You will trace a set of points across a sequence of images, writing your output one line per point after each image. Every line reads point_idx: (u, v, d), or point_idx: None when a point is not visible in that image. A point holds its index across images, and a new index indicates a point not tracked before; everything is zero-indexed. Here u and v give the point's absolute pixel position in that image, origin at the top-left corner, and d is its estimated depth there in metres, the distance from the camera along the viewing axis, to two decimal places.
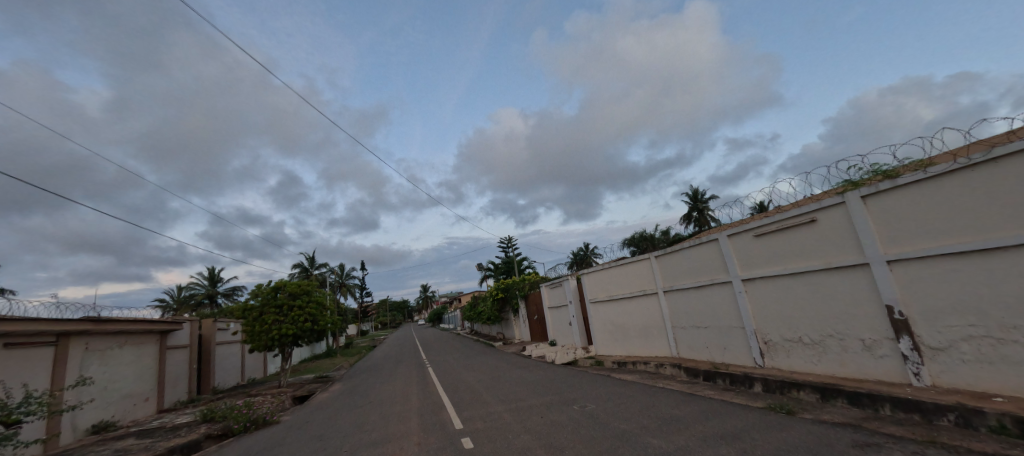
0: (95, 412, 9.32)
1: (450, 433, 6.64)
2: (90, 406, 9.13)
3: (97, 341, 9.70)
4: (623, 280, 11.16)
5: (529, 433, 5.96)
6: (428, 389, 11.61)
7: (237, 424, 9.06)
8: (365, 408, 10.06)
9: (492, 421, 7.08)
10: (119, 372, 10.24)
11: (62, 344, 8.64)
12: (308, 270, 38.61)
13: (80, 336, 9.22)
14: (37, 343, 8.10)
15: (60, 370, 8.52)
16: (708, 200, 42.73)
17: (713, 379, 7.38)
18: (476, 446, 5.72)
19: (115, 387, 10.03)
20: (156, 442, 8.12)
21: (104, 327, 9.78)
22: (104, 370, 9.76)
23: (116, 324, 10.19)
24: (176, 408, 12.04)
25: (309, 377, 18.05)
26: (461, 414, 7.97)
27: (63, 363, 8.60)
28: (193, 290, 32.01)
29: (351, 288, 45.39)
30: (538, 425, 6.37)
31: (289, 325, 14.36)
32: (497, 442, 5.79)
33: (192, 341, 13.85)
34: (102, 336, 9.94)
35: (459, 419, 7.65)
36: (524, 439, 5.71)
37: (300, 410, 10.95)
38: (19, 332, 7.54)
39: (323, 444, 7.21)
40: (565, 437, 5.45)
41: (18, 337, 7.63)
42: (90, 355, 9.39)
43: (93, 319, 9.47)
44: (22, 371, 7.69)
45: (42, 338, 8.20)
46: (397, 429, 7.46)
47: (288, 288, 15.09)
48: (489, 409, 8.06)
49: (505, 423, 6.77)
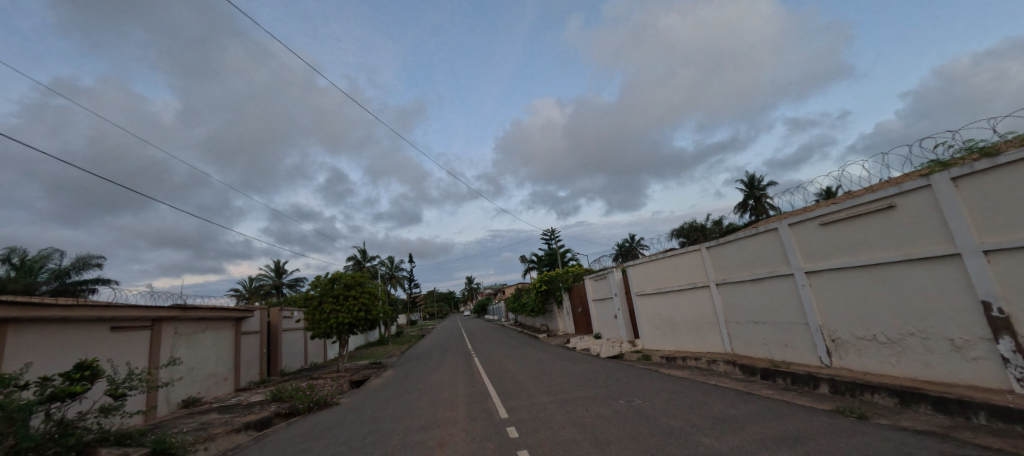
0: (184, 390, 10.32)
1: (496, 422, 6.69)
2: (181, 384, 10.11)
3: (184, 326, 10.66)
4: (671, 272, 10.70)
5: (574, 425, 5.90)
6: (474, 378, 11.81)
7: (302, 404, 9.67)
8: (416, 394, 10.39)
9: (537, 411, 7.04)
10: (202, 354, 11.21)
11: (156, 327, 9.53)
12: (361, 263, 40.57)
13: (170, 322, 10.12)
14: (137, 326, 9.00)
15: (155, 351, 9.44)
16: (765, 186, 40.13)
17: (773, 378, 6.91)
18: (521, 436, 5.73)
19: (200, 367, 11.00)
20: (234, 417, 8.87)
21: (190, 314, 10.69)
22: (190, 352, 10.70)
23: (200, 311, 11.13)
24: (250, 388, 13.07)
25: (364, 363, 18.94)
26: (506, 404, 8.02)
27: (157, 344, 9.51)
28: (262, 281, 34.74)
29: (400, 280, 47.28)
30: (583, 418, 6.26)
31: (345, 314, 15.11)
32: (543, 432, 5.76)
33: (263, 328, 14.90)
34: (188, 322, 10.90)
35: (505, 408, 7.69)
36: (569, 431, 5.65)
37: (356, 394, 11.54)
38: (121, 316, 8.41)
39: (379, 427, 7.49)
40: (611, 431, 5.32)
41: (121, 322, 8.56)
42: (179, 338, 10.32)
43: (180, 306, 10.27)
44: (124, 352, 8.60)
45: (140, 322, 9.11)
46: (446, 415, 7.65)
47: (343, 279, 15.89)
48: (534, 400, 8.06)
49: (550, 415, 6.73)
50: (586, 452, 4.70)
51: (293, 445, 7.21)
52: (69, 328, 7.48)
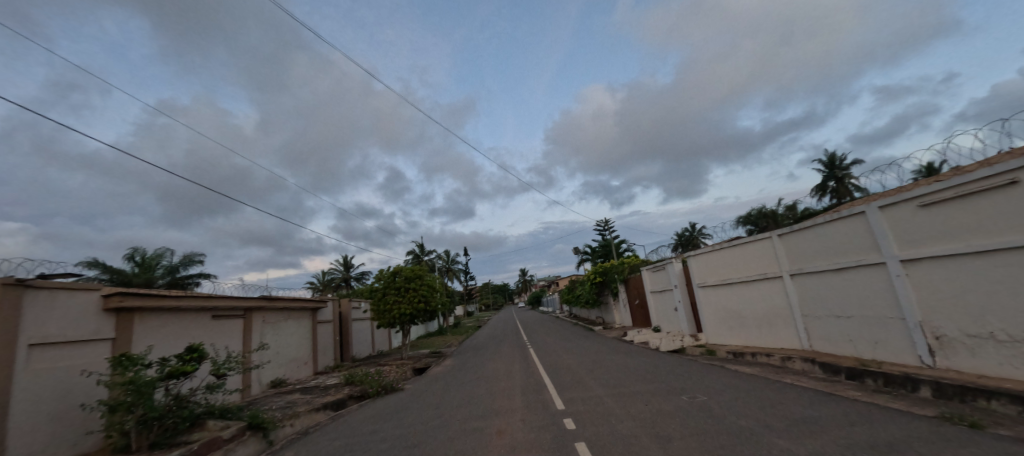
0: (273, 372, 11.39)
1: (553, 413, 6.62)
2: (271, 367, 11.23)
3: (271, 315, 11.78)
4: (738, 262, 9.98)
5: (634, 419, 5.67)
6: (531, 368, 11.84)
7: (371, 388, 10.25)
8: (474, 382, 10.61)
9: (594, 404, 6.88)
10: (286, 341, 12.24)
11: (247, 316, 10.73)
12: (419, 257, 42.13)
13: (259, 311, 11.31)
14: (232, 315, 10.25)
15: (248, 337, 10.71)
16: (848, 165, 36.40)
17: (860, 378, 6.21)
18: (579, 428, 5.61)
19: (284, 352, 12.03)
20: (314, 397, 9.65)
21: (274, 304, 11.74)
22: (275, 338, 11.74)
23: (282, 301, 12.15)
24: (327, 372, 14.08)
25: (425, 352, 19.68)
26: (563, 395, 7.92)
27: (249, 331, 10.78)
28: (332, 275, 37.23)
29: (456, 273, 48.58)
30: (643, 412, 6.01)
31: (406, 305, 15.77)
32: (601, 425, 5.61)
33: (335, 317, 15.95)
34: (274, 311, 11.98)
35: (561, 399, 7.60)
36: (628, 425, 5.44)
37: (419, 381, 12.01)
38: (219, 305, 9.69)
39: (439, 413, 7.74)
40: (673, 428, 5.04)
41: (221, 312, 9.86)
42: (266, 326, 11.40)
43: (266, 297, 11.35)
44: (223, 339, 9.93)
45: (234, 312, 10.36)
46: (503, 404, 7.71)
47: (404, 272, 16.56)
48: (591, 393, 7.89)
49: (608, 408, 6.54)
50: (647, 447, 4.49)
51: (361, 427, 7.63)
52: (179, 316, 8.64)
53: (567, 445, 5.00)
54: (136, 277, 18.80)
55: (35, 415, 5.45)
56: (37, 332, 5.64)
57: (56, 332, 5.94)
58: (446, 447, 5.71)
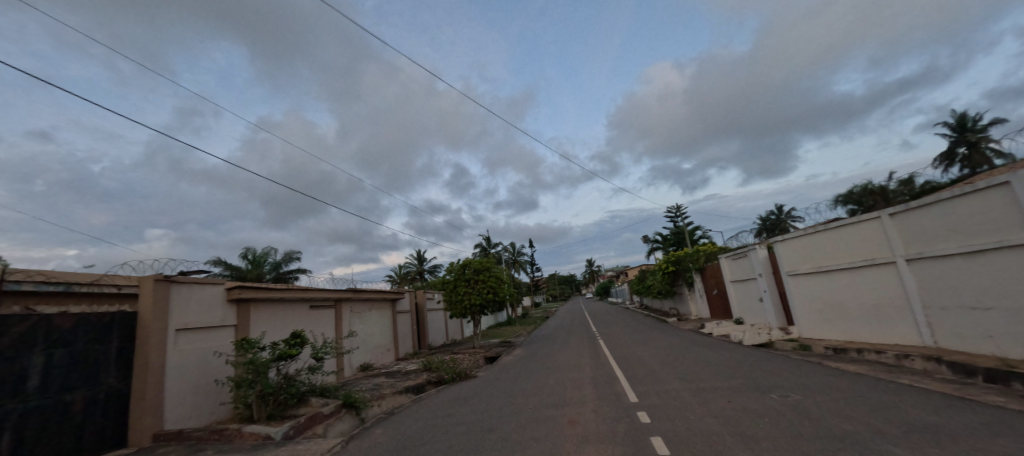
0: (360, 357, 12.32)
1: (625, 405, 6.35)
2: (359, 351, 12.19)
3: (357, 305, 12.79)
4: (838, 247, 8.84)
5: (715, 416, 5.23)
6: (601, 360, 11.55)
7: (447, 374, 10.66)
8: (545, 372, 10.58)
9: (670, 398, 6.49)
10: (370, 329, 13.20)
11: (338, 307, 11.80)
12: (486, 250, 43.06)
13: (347, 302, 12.35)
14: (324, 305, 11.34)
15: (340, 325, 11.79)
16: (979, 128, 30.96)
17: (1005, 381, 5.16)
18: (653, 422, 5.30)
19: (370, 338, 12.99)
20: (397, 381, 10.25)
21: (359, 295, 12.71)
22: (361, 326, 12.70)
23: (366, 292, 13.09)
24: (408, 358, 14.96)
25: (495, 342, 20.09)
26: (636, 388, 7.58)
27: (340, 320, 11.86)
28: (408, 268, 39.37)
29: (523, 265, 49.01)
30: (726, 409, 5.53)
31: (476, 296, 16.15)
32: (678, 420, 5.25)
33: (413, 308, 16.84)
34: (360, 301, 13.01)
35: (634, 392, 7.28)
36: (709, 422, 5.03)
37: (489, 369, 12.25)
38: (314, 297, 10.81)
39: (512, 400, 7.80)
40: (761, 428, 4.56)
41: (316, 301, 10.99)
42: (353, 316, 12.45)
43: (353, 289, 12.32)
44: (319, 326, 11.05)
45: (326, 303, 11.41)
46: (573, 395, 7.57)
47: (472, 265, 16.95)
48: (666, 387, 7.46)
49: (686, 403, 6.12)
50: (731, 446, 4.10)
51: (440, 410, 7.90)
52: (280, 306, 9.74)
53: (642, 438, 4.75)
54: (249, 273, 21.32)
55: (182, 391, 6.93)
56: (180, 321, 7.07)
57: (194, 321, 7.36)
58: (519, 434, 5.71)
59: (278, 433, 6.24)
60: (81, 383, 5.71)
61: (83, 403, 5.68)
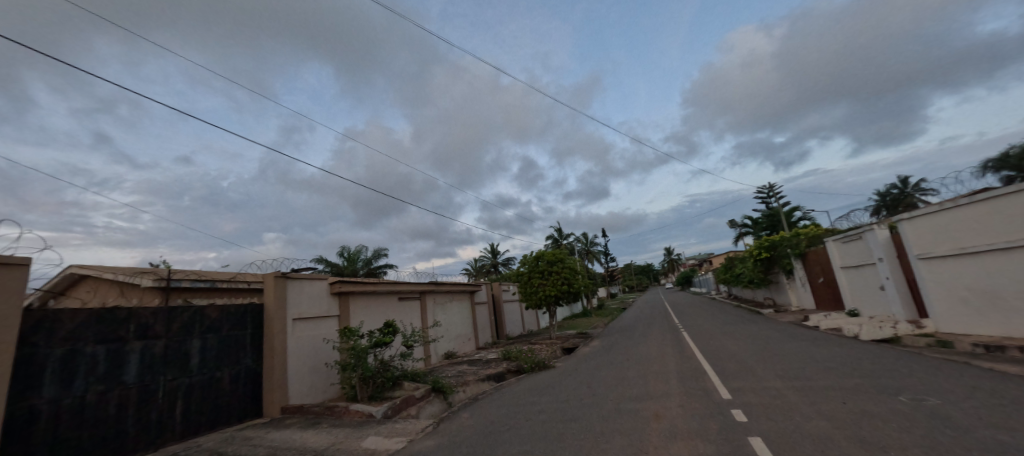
0: (443, 346, 12.99)
1: (717, 402, 5.94)
2: (442, 341, 12.85)
3: (439, 297, 13.49)
4: (988, 225, 7.43)
5: (825, 418, 4.70)
6: (686, 353, 10.96)
7: (526, 364, 10.86)
8: (625, 364, 10.30)
9: (770, 396, 5.95)
10: (452, 319, 13.88)
11: (422, 298, 12.55)
12: (558, 241, 42.93)
13: (430, 294, 13.07)
14: (411, 297, 12.11)
15: (425, 315, 12.54)
16: None
17: None
18: (751, 421, 4.90)
19: (452, 328, 13.67)
20: (480, 369, 10.66)
21: (441, 287, 13.39)
22: (443, 317, 13.41)
23: (447, 285, 13.75)
24: (487, 347, 15.50)
25: (572, 332, 20.01)
26: (728, 384, 7.06)
27: (425, 311, 12.60)
28: (482, 261, 40.63)
29: (597, 256, 48.13)
30: (839, 411, 4.93)
31: (551, 287, 16.16)
32: (780, 421, 4.79)
33: (489, 299, 17.35)
34: (442, 293, 13.72)
35: (726, 388, 6.78)
36: (819, 424, 4.52)
37: (568, 360, 12.23)
38: (402, 289, 11.57)
39: (593, 391, 7.70)
40: (886, 434, 3.99)
41: (404, 293, 11.78)
42: (436, 306, 13.17)
43: (434, 282, 13.00)
44: (407, 316, 11.84)
45: (412, 294, 12.17)
46: (657, 388, 7.28)
47: (546, 256, 16.98)
48: (763, 383, 6.86)
49: (789, 402, 5.56)
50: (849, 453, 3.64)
51: (521, 398, 8.03)
52: (374, 298, 10.57)
53: (739, 437, 4.41)
54: (345, 269, 23.46)
55: (302, 372, 7.90)
56: (296, 312, 8.04)
57: (307, 312, 8.31)
58: (602, 426, 5.61)
59: (379, 413, 6.85)
60: (227, 362, 6.94)
61: (229, 378, 6.91)
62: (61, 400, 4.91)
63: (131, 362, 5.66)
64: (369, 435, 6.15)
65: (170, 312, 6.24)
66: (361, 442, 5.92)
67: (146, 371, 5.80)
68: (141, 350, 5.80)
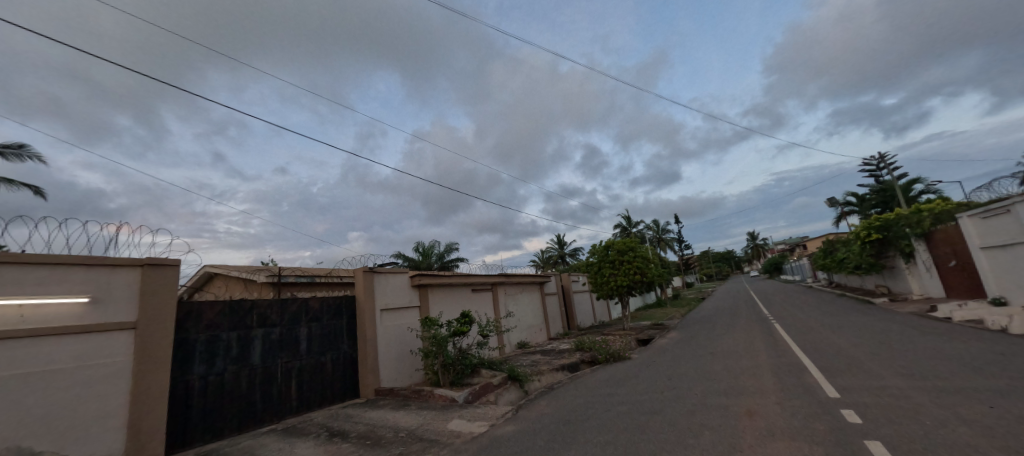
0: (516, 336, 13.32)
1: (824, 400, 5.49)
2: (515, 331, 13.20)
3: (510, 288, 13.82)
4: None
5: (965, 424, 4.16)
6: (779, 346, 10.17)
7: (600, 355, 10.80)
8: (707, 357, 9.82)
9: (889, 397, 5.37)
10: (523, 310, 14.18)
11: (494, 290, 12.95)
12: (628, 229, 41.64)
13: (501, 285, 13.43)
14: (484, 289, 12.55)
15: (497, 306, 12.95)
16: None
17: None
18: (869, 423, 4.48)
19: (523, 319, 13.98)
20: (554, 359, 10.82)
21: (512, 279, 13.70)
22: (514, 307, 13.74)
23: (517, 276, 14.03)
24: (559, 337, 15.61)
25: (647, 323, 19.41)
26: (833, 381, 6.48)
27: (497, 302, 13.00)
28: (550, 252, 40.67)
29: (670, 243, 45.98)
30: (983, 417, 4.33)
31: (622, 277, 15.77)
32: (906, 425, 4.32)
33: (559, 290, 17.41)
34: (512, 285, 14.04)
35: (833, 386, 6.22)
36: (958, 431, 4.01)
37: (646, 351, 11.94)
38: (475, 281, 12.04)
39: (675, 384, 7.47)
40: None
41: (476, 285, 12.23)
42: (507, 298, 13.53)
43: (503, 274, 13.30)
44: (481, 307, 12.32)
45: (485, 286, 12.61)
46: (749, 383, 6.88)
47: (615, 246, 16.55)
48: (878, 382, 6.19)
49: (915, 404, 4.99)
50: None
51: (599, 389, 8.02)
52: (449, 290, 11.10)
53: (851, 440, 4.07)
54: (421, 262, 24.84)
55: (390, 358, 8.61)
56: (383, 304, 8.79)
57: (392, 303, 9.05)
58: (691, 420, 5.46)
59: (461, 397, 7.28)
60: (330, 348, 7.74)
61: (331, 362, 7.70)
62: (208, 376, 5.98)
63: (255, 346, 6.60)
64: (453, 417, 6.57)
65: (282, 303, 7.16)
66: (447, 424, 6.35)
67: (267, 353, 6.75)
68: (262, 335, 6.74)
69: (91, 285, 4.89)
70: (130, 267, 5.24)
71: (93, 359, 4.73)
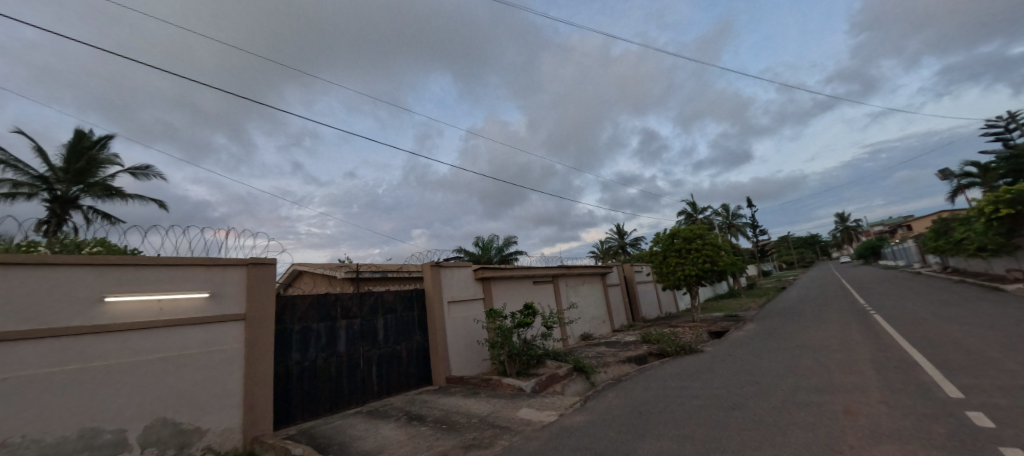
0: (579, 328, 13.18)
1: (947, 401, 4.80)
2: (578, 323, 13.08)
3: (571, 280, 13.69)
4: None
5: None
6: (881, 339, 9.08)
7: (670, 347, 10.37)
8: (792, 351, 9.03)
9: None
10: (585, 301, 13.99)
11: (555, 282, 12.89)
12: (694, 216, 39.45)
13: (562, 277, 13.34)
14: (545, 281, 12.55)
15: (559, 298, 12.89)
16: None
17: None
18: (1007, 429, 3.85)
19: (586, 310, 13.79)
20: (620, 351, 10.57)
21: (572, 270, 13.55)
22: (575, 299, 13.60)
23: (577, 268, 13.86)
24: (623, 329, 15.22)
25: (720, 315, 18.29)
26: (955, 380, 5.65)
27: (558, 294, 12.94)
28: (609, 243, 39.66)
29: (742, 229, 42.89)
30: None
31: (691, 266, 14.98)
32: None
33: (622, 281, 16.93)
34: (573, 276, 13.88)
35: (955, 385, 5.43)
36: None
37: (720, 344, 11.26)
38: (536, 273, 12.07)
39: (757, 379, 6.95)
40: None
41: (538, 277, 12.25)
42: (568, 289, 13.42)
43: (565, 265, 13.21)
44: (543, 299, 12.33)
45: (546, 278, 12.59)
46: (845, 380, 6.22)
47: (682, 233, 15.78)
48: (1014, 382, 5.31)
49: None
50: None
51: (671, 382, 7.71)
52: (512, 282, 11.24)
53: (986, 445, 3.54)
54: (481, 256, 25.35)
55: (459, 348, 8.93)
56: (449, 296, 9.11)
57: (459, 295, 9.37)
58: (780, 418, 5.04)
59: (528, 387, 7.37)
60: (404, 338, 8.17)
61: (406, 351, 8.13)
62: (303, 362, 6.58)
63: (340, 336, 7.13)
64: (523, 406, 6.67)
65: (362, 296, 7.66)
66: (517, 412, 6.47)
67: (351, 342, 7.27)
68: (346, 327, 7.26)
69: (210, 282, 5.57)
70: (238, 266, 5.90)
71: (213, 346, 5.41)
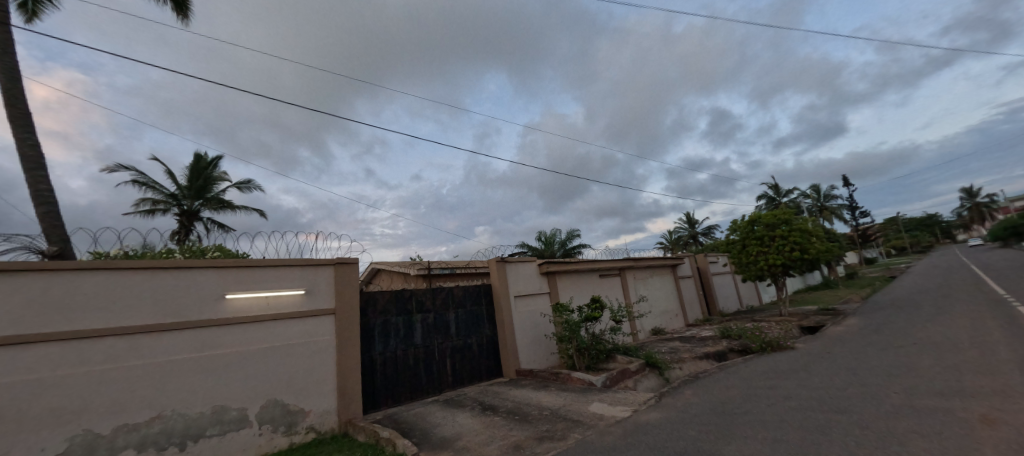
0: (650, 322, 12.82)
1: None
2: (649, 317, 12.74)
3: (640, 273, 13.34)
4: None
5: None
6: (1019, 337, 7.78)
7: (754, 343, 9.72)
8: (901, 350, 8.06)
9: None
10: (655, 294, 13.56)
11: (623, 275, 12.65)
12: (776, 200, 36.25)
13: (630, 270, 13.05)
14: (613, 274, 12.36)
15: (628, 292, 12.62)
16: None
17: None
18: None
19: (656, 304, 13.37)
20: (696, 346, 10.13)
21: (640, 263, 13.20)
22: (644, 292, 13.25)
23: (646, 260, 13.47)
24: (698, 324, 14.53)
25: (811, 308, 16.72)
26: None
27: (627, 287, 12.68)
28: (680, 232, 37.77)
29: (835, 212, 38.58)
30: None
31: (775, 255, 13.87)
32: None
33: (695, 273, 16.14)
34: (642, 269, 13.51)
35: None
36: None
37: (812, 341, 10.33)
38: (603, 267, 11.93)
39: (856, 380, 6.33)
40: None
41: (605, 271, 12.10)
42: (637, 283, 13.10)
43: (632, 258, 12.92)
44: (611, 293, 12.16)
45: (613, 271, 12.40)
46: (970, 384, 5.45)
47: (763, 220, 14.65)
48: None
49: None
50: None
51: (754, 380, 7.28)
52: (579, 277, 11.23)
53: None
54: (546, 251, 25.46)
55: (527, 342, 9.16)
56: (516, 290, 9.36)
57: (525, 290, 9.59)
58: (882, 423, 4.60)
59: (598, 382, 7.38)
60: (474, 331, 8.56)
61: (477, 344, 8.52)
62: (385, 353, 7.17)
63: (417, 329, 7.67)
64: (593, 400, 6.71)
65: (434, 292, 8.14)
66: (587, 406, 6.53)
67: (426, 335, 7.78)
68: (422, 320, 7.79)
69: (304, 280, 6.28)
70: (327, 266, 6.57)
71: (311, 337, 6.09)
